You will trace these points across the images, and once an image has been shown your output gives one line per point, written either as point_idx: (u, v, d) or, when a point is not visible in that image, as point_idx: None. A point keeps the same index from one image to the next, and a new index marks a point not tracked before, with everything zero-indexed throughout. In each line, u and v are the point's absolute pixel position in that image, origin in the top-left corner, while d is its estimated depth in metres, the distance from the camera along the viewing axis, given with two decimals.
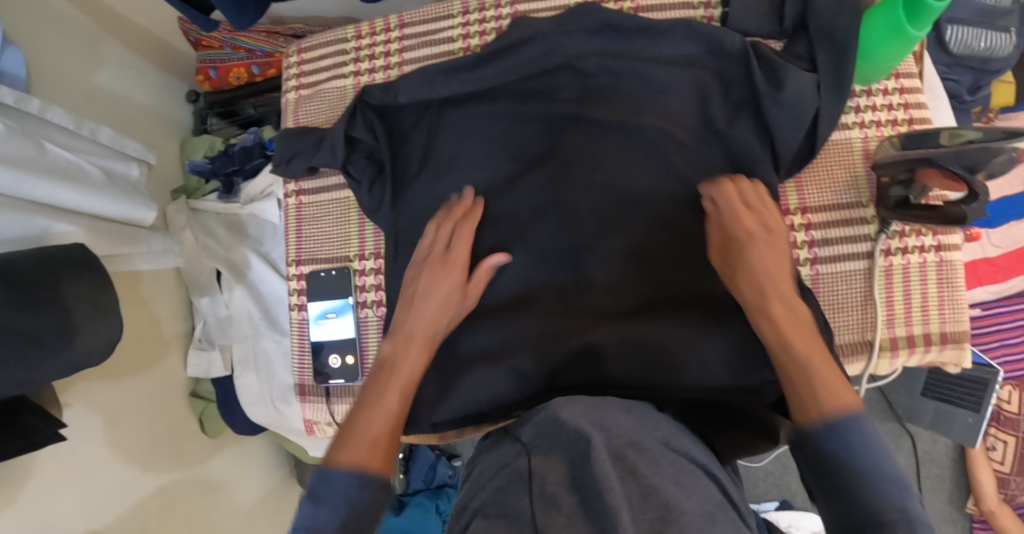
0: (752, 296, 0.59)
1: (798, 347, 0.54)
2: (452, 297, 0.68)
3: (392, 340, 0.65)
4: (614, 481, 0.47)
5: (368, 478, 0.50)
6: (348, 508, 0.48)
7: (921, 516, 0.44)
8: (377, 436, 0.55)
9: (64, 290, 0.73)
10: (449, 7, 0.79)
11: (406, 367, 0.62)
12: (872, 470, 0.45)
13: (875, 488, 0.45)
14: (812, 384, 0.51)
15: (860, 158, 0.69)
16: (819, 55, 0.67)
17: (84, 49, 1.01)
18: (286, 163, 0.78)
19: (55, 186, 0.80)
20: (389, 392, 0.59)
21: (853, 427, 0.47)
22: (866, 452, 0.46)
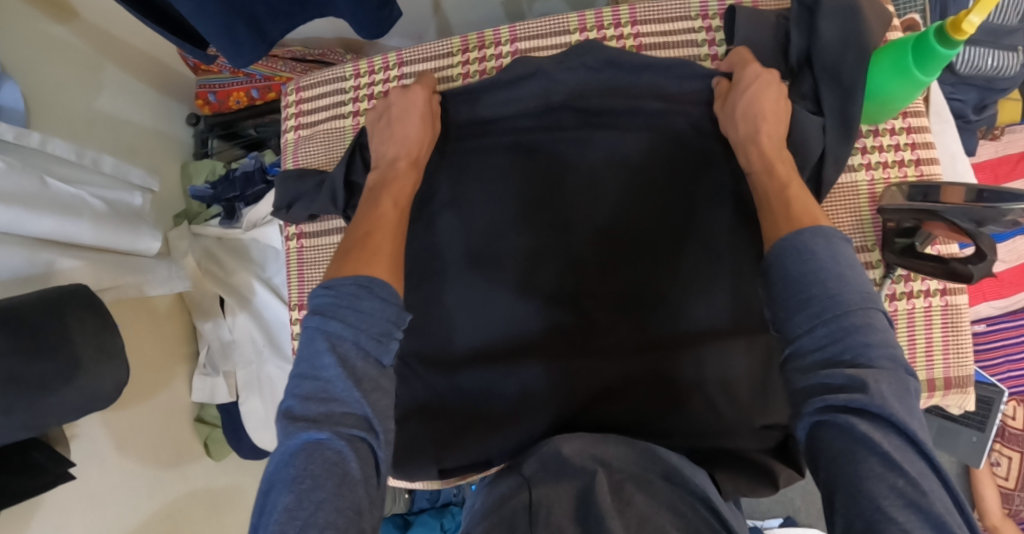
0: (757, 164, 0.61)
1: (780, 175, 0.58)
2: (426, 133, 0.69)
3: (378, 171, 0.69)
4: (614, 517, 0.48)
5: (374, 282, 0.52)
6: (364, 322, 0.50)
7: (886, 334, 0.44)
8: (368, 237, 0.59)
9: (71, 333, 0.74)
10: (448, 45, 0.78)
11: (399, 186, 0.66)
12: (833, 293, 0.45)
13: (830, 316, 0.45)
14: (800, 219, 0.51)
15: (866, 202, 0.69)
16: (825, 97, 0.66)
17: (83, 76, 1.01)
18: (286, 208, 0.77)
19: (59, 223, 0.80)
20: (382, 204, 0.63)
21: (822, 249, 0.47)
22: (830, 270, 0.46)
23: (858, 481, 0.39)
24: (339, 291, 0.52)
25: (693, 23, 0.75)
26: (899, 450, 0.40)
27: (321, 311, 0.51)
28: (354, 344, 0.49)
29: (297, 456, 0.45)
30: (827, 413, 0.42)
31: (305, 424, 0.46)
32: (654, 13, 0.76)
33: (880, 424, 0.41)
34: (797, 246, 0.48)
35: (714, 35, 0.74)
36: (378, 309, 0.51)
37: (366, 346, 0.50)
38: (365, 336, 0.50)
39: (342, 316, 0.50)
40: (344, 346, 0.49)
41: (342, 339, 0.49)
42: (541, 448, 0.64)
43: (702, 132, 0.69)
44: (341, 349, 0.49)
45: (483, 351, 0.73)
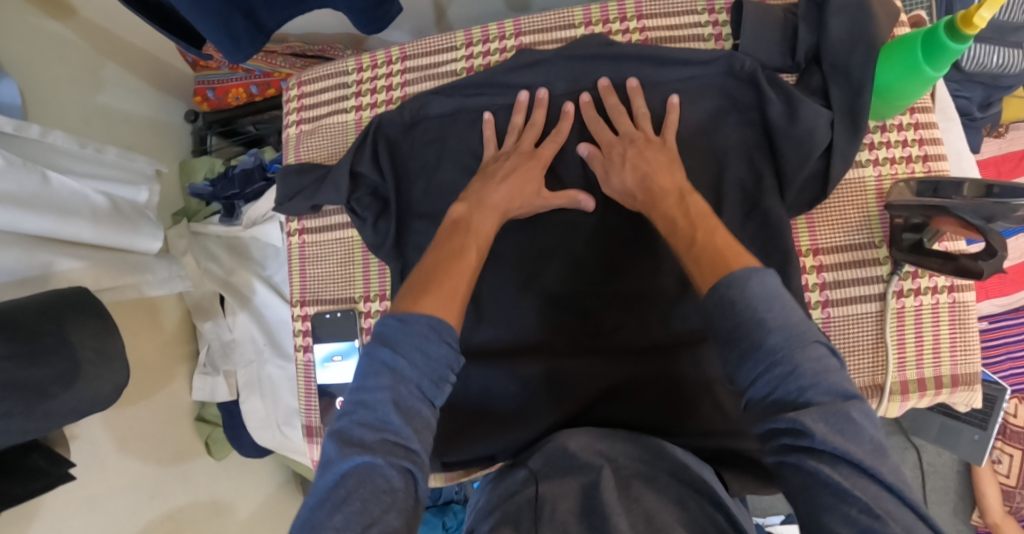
0: (641, 196, 0.63)
1: (694, 218, 0.57)
2: (533, 182, 0.68)
3: (466, 204, 0.65)
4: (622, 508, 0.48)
5: (445, 329, 0.50)
6: (428, 367, 0.47)
7: (818, 363, 0.43)
8: (442, 273, 0.55)
9: (71, 336, 0.73)
10: (452, 39, 0.78)
11: (480, 228, 0.63)
12: (761, 337, 0.44)
13: (764, 351, 0.44)
14: (699, 258, 0.52)
15: (873, 198, 0.68)
16: (834, 92, 0.66)
17: (81, 72, 1.00)
18: (287, 201, 0.74)
19: (54, 223, 0.79)
20: (466, 248, 0.59)
21: (738, 293, 0.46)
22: (756, 311, 0.45)
23: (817, 514, 0.39)
24: (408, 325, 0.49)
25: (700, 18, 0.74)
26: (858, 485, 0.39)
27: (386, 341, 0.48)
28: (415, 387, 0.47)
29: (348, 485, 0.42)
30: (781, 460, 0.42)
31: (359, 448, 0.44)
32: (661, 8, 0.75)
33: (830, 457, 0.40)
34: (725, 292, 0.47)
35: (720, 30, 0.73)
36: (445, 352, 0.48)
37: (426, 390, 0.47)
38: (427, 380, 0.47)
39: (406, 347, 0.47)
40: (404, 386, 0.47)
41: (405, 380, 0.46)
42: (547, 443, 0.64)
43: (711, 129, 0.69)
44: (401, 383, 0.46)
45: (489, 349, 0.72)
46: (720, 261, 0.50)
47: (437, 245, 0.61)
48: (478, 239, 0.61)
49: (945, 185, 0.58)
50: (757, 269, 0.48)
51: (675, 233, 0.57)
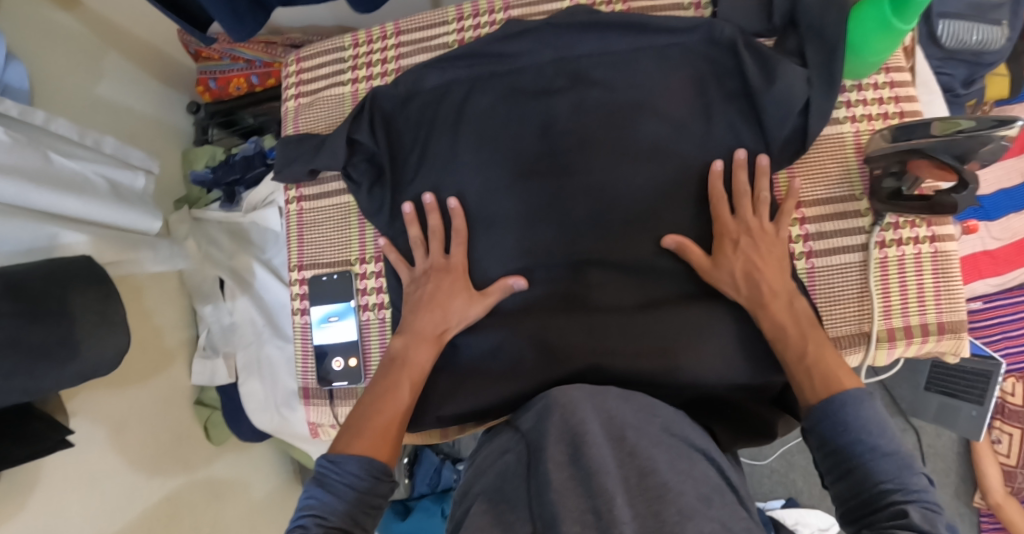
0: (747, 292, 0.63)
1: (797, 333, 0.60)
2: (459, 294, 0.69)
3: (403, 337, 0.68)
4: (609, 464, 0.47)
5: (375, 463, 0.54)
6: (357, 493, 0.52)
7: (921, 484, 0.49)
8: (371, 415, 0.58)
9: (74, 301, 0.75)
10: (444, 15, 0.79)
11: (417, 362, 0.65)
12: (862, 446, 0.51)
13: (874, 462, 0.50)
14: (810, 373, 0.57)
15: (852, 151, 0.70)
16: (810, 52, 0.68)
17: (87, 62, 1.03)
18: (286, 167, 0.76)
19: (60, 196, 0.81)
20: (400, 387, 0.62)
21: (851, 410, 0.52)
22: (868, 437, 0.51)
23: None
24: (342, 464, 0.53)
25: None
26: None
27: (320, 479, 0.54)
28: (344, 514, 0.51)
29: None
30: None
31: None
32: None
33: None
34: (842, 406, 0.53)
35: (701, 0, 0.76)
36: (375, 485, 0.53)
37: (356, 518, 0.51)
38: (358, 507, 0.52)
39: (339, 472, 0.53)
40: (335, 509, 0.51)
41: (332, 507, 0.51)
42: (536, 401, 0.60)
43: (696, 89, 0.71)
44: (333, 506, 0.51)
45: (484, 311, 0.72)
46: (841, 376, 0.55)
47: (375, 384, 0.64)
48: (410, 376, 0.64)
49: (918, 129, 0.60)
50: (866, 391, 0.54)
51: (782, 339, 0.60)
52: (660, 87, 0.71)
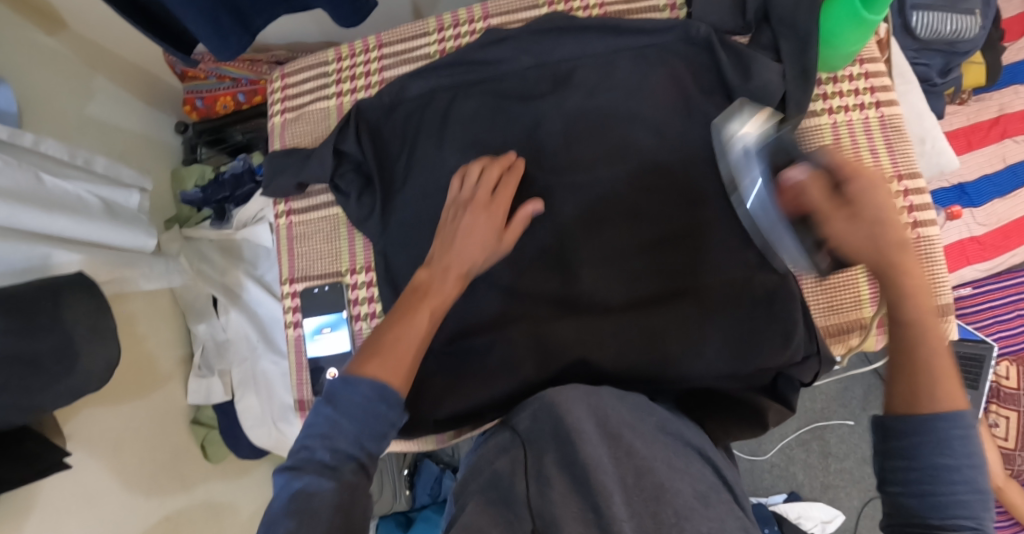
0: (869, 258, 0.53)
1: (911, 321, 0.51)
2: (490, 234, 0.63)
3: (428, 269, 0.61)
4: (604, 459, 0.48)
5: (388, 392, 0.51)
6: (365, 419, 0.51)
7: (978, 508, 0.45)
8: (389, 341, 0.55)
9: (63, 320, 0.74)
10: (424, 26, 0.79)
11: (441, 293, 0.60)
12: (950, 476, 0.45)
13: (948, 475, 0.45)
14: (907, 380, 0.49)
15: (830, 141, 0.72)
16: (783, 45, 0.70)
17: (74, 83, 1.03)
18: (273, 180, 0.75)
19: (53, 216, 0.81)
20: (417, 313, 0.57)
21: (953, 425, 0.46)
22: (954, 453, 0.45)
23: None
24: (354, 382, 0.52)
25: None
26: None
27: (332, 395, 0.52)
28: (358, 443, 0.50)
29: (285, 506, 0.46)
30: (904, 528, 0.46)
31: (303, 476, 0.47)
32: None
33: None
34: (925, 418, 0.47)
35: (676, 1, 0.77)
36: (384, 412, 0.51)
37: (365, 442, 0.50)
38: (366, 432, 0.50)
39: (349, 398, 0.51)
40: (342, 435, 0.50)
41: (343, 432, 0.50)
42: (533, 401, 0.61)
43: (678, 87, 0.72)
44: (346, 429, 0.50)
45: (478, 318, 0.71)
46: (923, 396, 0.48)
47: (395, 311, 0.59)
48: (432, 304, 0.58)
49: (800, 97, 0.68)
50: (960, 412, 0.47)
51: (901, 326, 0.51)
52: (642, 87, 0.72)
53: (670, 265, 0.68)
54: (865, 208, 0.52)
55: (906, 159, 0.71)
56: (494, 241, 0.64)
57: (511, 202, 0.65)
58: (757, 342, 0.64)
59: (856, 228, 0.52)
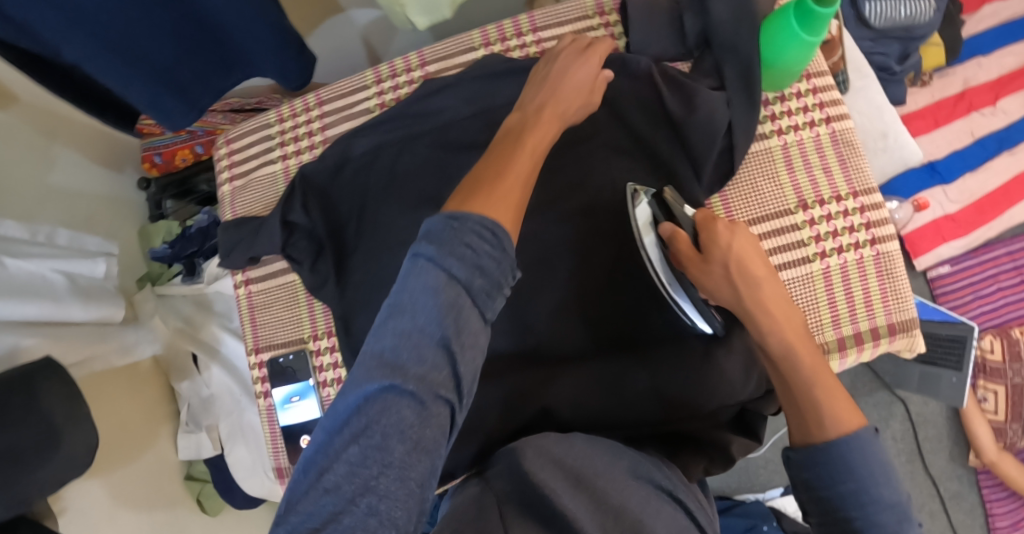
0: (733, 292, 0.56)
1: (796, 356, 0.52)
2: (581, 91, 0.62)
3: (521, 114, 0.58)
4: (582, 510, 0.49)
5: (502, 233, 0.41)
6: (483, 275, 0.39)
7: (896, 496, 0.45)
8: (491, 178, 0.47)
9: (39, 412, 0.74)
10: (361, 79, 0.78)
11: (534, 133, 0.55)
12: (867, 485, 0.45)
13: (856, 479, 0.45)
14: (798, 401, 0.51)
15: (781, 164, 0.71)
16: (726, 71, 0.69)
17: (33, 156, 1.02)
18: (228, 255, 0.75)
19: (18, 303, 0.81)
20: (517, 155, 0.51)
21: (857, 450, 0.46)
22: (856, 456, 0.46)
23: None
24: (462, 227, 0.40)
25: (591, 22, 0.76)
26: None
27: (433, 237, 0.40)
28: (475, 300, 0.39)
29: (367, 417, 0.35)
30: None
31: (383, 376, 0.36)
32: (554, 19, 0.77)
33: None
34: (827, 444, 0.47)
35: (612, 30, 0.76)
36: (502, 269, 0.40)
37: (480, 302, 0.39)
38: (482, 290, 0.39)
39: (477, 276, 0.39)
40: (453, 294, 0.38)
41: (459, 294, 0.38)
42: (505, 458, 0.58)
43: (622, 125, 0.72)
44: (468, 320, 0.39)
45: None
46: (812, 424, 0.49)
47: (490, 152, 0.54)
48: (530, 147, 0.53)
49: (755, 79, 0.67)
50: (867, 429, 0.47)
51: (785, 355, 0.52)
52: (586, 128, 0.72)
53: (624, 307, 0.68)
54: (716, 255, 0.56)
55: (860, 174, 0.71)
56: (582, 106, 0.63)
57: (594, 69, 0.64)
58: (714, 379, 0.64)
59: (712, 272, 0.56)
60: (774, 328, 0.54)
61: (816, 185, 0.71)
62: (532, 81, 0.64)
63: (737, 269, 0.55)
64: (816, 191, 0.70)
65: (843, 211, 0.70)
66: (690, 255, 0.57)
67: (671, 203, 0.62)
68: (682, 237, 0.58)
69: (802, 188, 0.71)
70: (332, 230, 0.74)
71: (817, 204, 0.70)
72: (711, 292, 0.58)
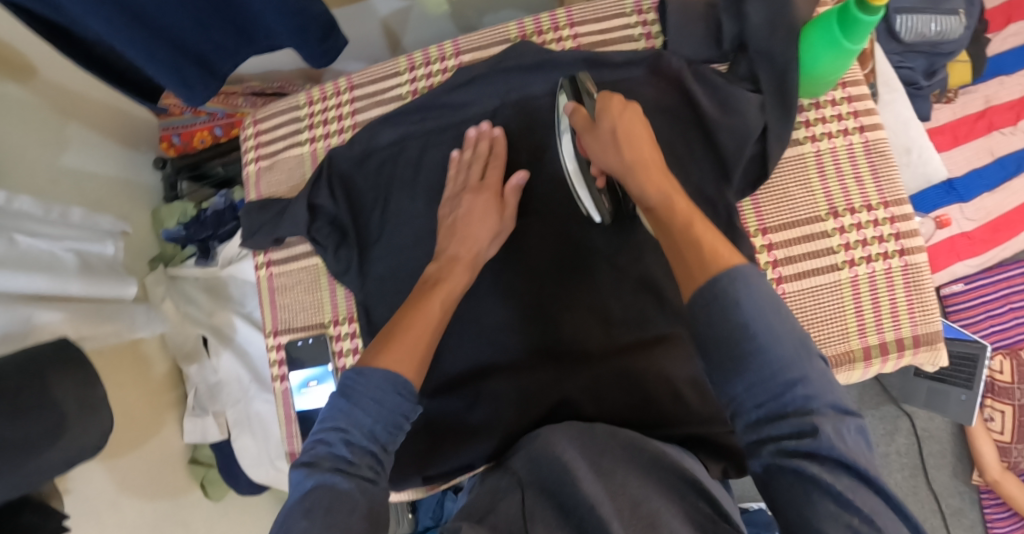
0: (618, 158, 0.57)
1: (682, 209, 0.51)
2: (490, 217, 0.67)
3: (436, 262, 0.65)
4: (603, 495, 0.49)
5: (399, 381, 0.51)
6: (383, 411, 0.50)
7: (818, 372, 0.42)
8: (404, 333, 0.56)
9: (52, 389, 0.71)
10: (395, 65, 0.78)
11: (452, 279, 0.63)
12: (767, 357, 0.42)
13: (759, 370, 0.42)
14: (685, 249, 0.48)
15: (814, 171, 0.72)
16: (761, 75, 0.69)
17: (47, 135, 1.01)
18: (251, 237, 0.75)
19: (31, 280, 0.79)
20: (431, 299, 0.60)
21: (742, 290, 0.43)
22: (758, 327, 0.42)
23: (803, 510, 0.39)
24: (367, 376, 0.51)
25: (628, 21, 0.76)
26: (850, 487, 0.39)
27: (345, 389, 0.51)
28: (372, 434, 0.49)
29: (308, 506, 0.44)
30: (776, 464, 0.41)
31: (314, 480, 0.46)
32: (591, 15, 0.77)
33: (831, 466, 0.40)
34: (720, 291, 0.43)
35: (650, 28, 0.75)
36: (400, 402, 0.51)
37: (380, 435, 0.50)
38: (381, 424, 0.50)
39: (379, 424, 0.50)
40: (359, 433, 0.49)
41: (360, 424, 0.49)
42: (529, 442, 0.62)
43: (654, 125, 0.71)
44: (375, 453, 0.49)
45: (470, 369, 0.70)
46: (698, 266, 0.46)
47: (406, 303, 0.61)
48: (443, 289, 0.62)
49: (792, 84, 0.67)
50: (756, 270, 0.45)
51: (669, 208, 0.52)
52: None
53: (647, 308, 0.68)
54: (607, 120, 0.59)
55: (892, 185, 0.71)
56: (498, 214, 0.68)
57: (499, 179, 0.69)
58: None
59: (602, 139, 0.59)
60: (647, 183, 0.55)
61: (847, 194, 0.71)
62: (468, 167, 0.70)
63: (621, 129, 0.58)
64: (846, 200, 0.71)
65: (873, 220, 0.70)
66: (583, 121, 0.61)
67: (585, 93, 0.65)
68: (581, 113, 0.62)
69: (833, 196, 0.71)
70: (354, 217, 0.73)
71: (848, 212, 0.70)
72: (601, 161, 0.60)
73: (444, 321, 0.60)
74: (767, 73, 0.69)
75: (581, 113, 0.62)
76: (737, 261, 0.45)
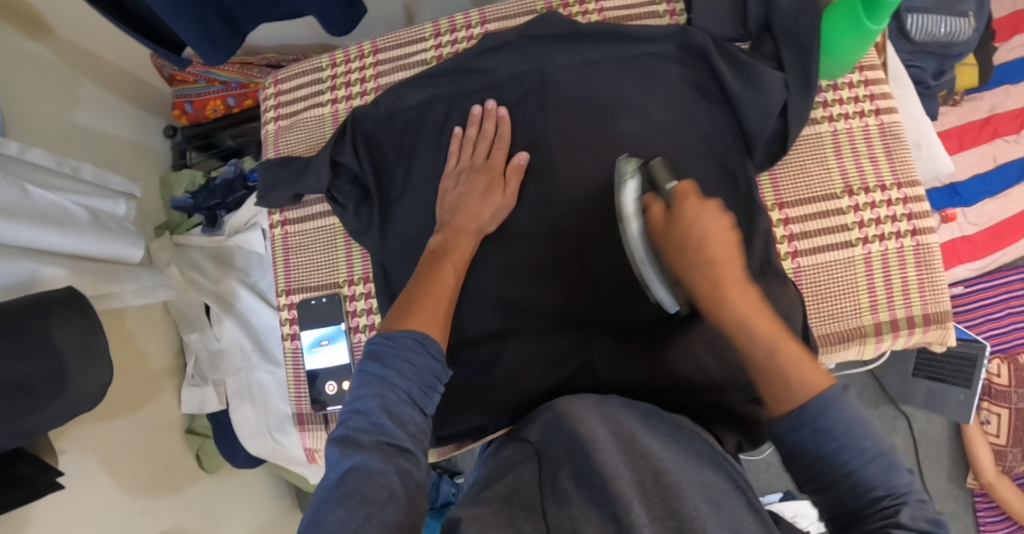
0: (704, 285, 0.52)
1: (768, 339, 0.49)
2: (493, 192, 0.70)
3: (442, 233, 0.68)
4: (623, 470, 0.46)
5: (429, 342, 0.54)
6: (416, 375, 0.52)
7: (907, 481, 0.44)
8: (417, 296, 0.59)
9: (52, 335, 0.67)
10: (421, 31, 0.79)
11: (460, 250, 0.66)
12: (858, 465, 0.44)
13: (862, 470, 0.44)
14: (770, 377, 0.49)
15: (831, 150, 0.73)
16: (785, 54, 0.69)
17: (60, 91, 1.01)
18: (269, 193, 0.75)
19: (39, 231, 0.77)
20: (443, 269, 0.63)
21: (835, 416, 0.45)
22: (852, 440, 0.44)
23: None
24: (397, 341, 0.54)
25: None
26: None
27: (375, 354, 0.53)
28: (408, 393, 0.51)
29: (351, 484, 0.44)
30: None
31: (357, 450, 0.46)
32: None
33: None
34: (812, 417, 0.46)
35: (674, 6, 0.76)
36: (432, 363, 0.53)
37: (416, 397, 0.51)
38: (417, 386, 0.52)
39: (415, 384, 0.51)
40: (395, 393, 0.50)
41: (396, 386, 0.50)
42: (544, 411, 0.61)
43: (675, 100, 0.72)
44: (411, 415, 0.50)
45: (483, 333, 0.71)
46: (781, 393, 0.48)
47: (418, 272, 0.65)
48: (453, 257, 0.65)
49: (812, 64, 0.67)
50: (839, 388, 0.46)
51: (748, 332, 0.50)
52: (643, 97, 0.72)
53: None
54: (682, 224, 0.54)
55: (906, 167, 0.72)
56: (510, 189, 0.71)
57: (502, 161, 0.71)
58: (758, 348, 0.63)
59: (675, 245, 0.55)
60: (734, 303, 0.51)
61: (862, 173, 0.72)
62: (482, 144, 0.72)
63: (699, 242, 0.53)
64: (861, 178, 0.72)
65: (886, 201, 0.71)
66: (657, 219, 0.57)
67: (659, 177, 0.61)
68: (654, 207, 0.57)
69: (849, 174, 0.72)
70: (374, 177, 0.73)
71: (863, 191, 0.71)
72: (677, 270, 0.56)
73: (457, 289, 0.64)
74: (791, 53, 0.69)
75: (658, 210, 0.57)
76: (822, 383, 0.46)
